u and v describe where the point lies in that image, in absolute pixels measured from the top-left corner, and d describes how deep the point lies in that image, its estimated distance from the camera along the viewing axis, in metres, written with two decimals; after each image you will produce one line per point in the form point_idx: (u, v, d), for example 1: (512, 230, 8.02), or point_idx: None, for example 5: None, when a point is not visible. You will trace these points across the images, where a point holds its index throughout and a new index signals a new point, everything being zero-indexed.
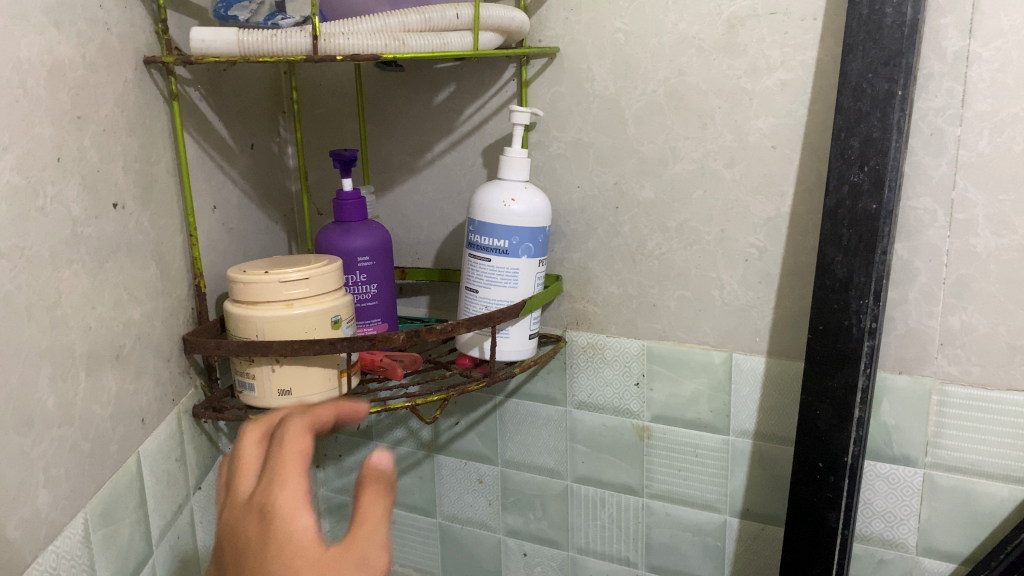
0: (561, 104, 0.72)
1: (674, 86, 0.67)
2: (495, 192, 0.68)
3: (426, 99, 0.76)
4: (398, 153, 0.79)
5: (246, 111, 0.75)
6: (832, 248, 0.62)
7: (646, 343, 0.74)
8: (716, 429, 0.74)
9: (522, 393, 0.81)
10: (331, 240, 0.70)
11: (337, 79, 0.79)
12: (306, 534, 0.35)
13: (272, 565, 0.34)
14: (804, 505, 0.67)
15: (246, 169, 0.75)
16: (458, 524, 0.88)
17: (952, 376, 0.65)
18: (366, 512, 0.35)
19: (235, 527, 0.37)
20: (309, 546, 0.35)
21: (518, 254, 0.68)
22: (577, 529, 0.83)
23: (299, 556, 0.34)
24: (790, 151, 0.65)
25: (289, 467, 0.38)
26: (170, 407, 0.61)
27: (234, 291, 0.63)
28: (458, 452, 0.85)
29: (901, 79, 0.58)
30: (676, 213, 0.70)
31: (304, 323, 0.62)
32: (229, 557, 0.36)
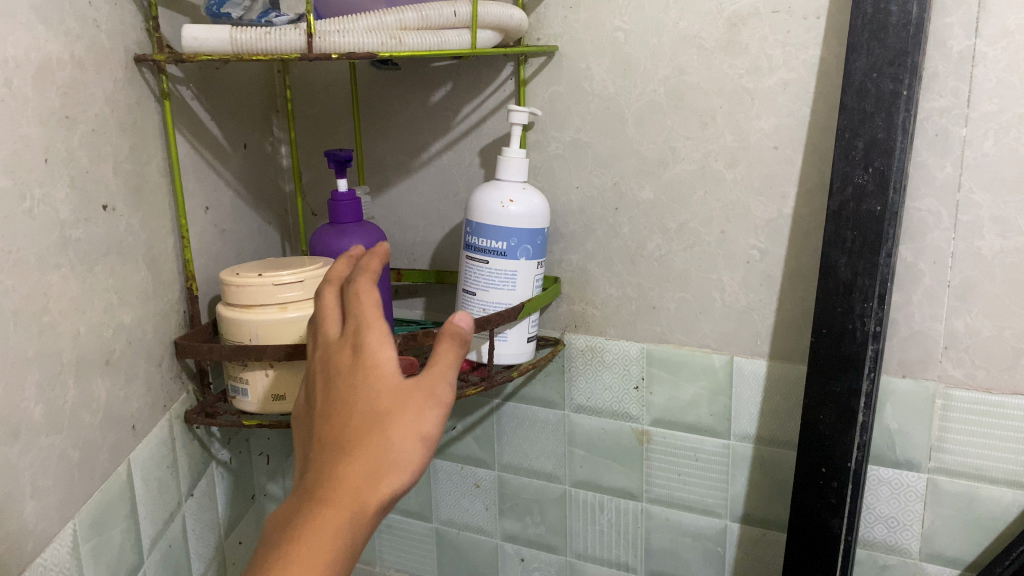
0: (559, 103, 0.71)
1: (674, 85, 0.66)
2: (492, 193, 0.67)
3: (422, 98, 0.75)
4: (393, 153, 0.78)
5: (239, 110, 0.73)
6: (836, 251, 0.61)
7: (645, 346, 0.73)
8: (717, 433, 0.73)
9: (520, 397, 0.80)
10: (326, 242, 0.69)
11: (331, 78, 0.77)
12: (388, 363, 0.38)
13: (353, 390, 0.37)
14: (807, 511, 0.66)
15: (239, 170, 0.74)
16: (455, 528, 0.87)
17: (956, 380, 0.64)
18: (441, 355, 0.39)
19: (324, 362, 0.40)
20: (388, 375, 0.38)
21: (517, 256, 0.67)
22: (575, 534, 0.82)
23: (380, 383, 0.37)
24: (792, 152, 0.64)
25: (368, 307, 0.40)
26: (162, 413, 0.60)
27: (226, 293, 0.62)
28: (455, 456, 0.84)
29: (906, 78, 0.57)
30: (676, 214, 0.69)
31: (298, 327, 0.61)
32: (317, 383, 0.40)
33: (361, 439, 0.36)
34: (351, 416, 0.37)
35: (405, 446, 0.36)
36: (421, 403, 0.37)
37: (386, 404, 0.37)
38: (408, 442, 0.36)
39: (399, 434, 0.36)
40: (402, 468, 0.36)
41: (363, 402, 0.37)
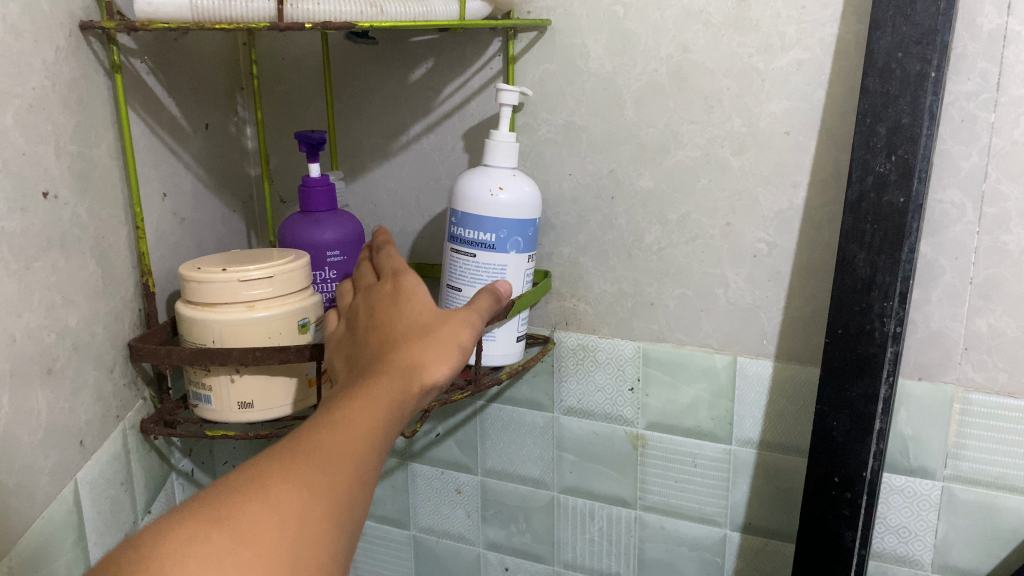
0: (551, 83, 0.65)
1: (678, 65, 0.61)
2: (480, 180, 0.61)
3: (400, 76, 0.69)
4: (369, 136, 0.72)
5: (200, 86, 0.67)
6: (853, 245, 0.57)
7: (641, 345, 0.69)
8: (717, 438, 0.68)
9: (506, 398, 0.74)
10: (297, 233, 0.63)
11: (301, 52, 0.71)
12: (424, 293, 0.43)
13: (396, 307, 0.42)
14: (818, 524, 0.61)
15: (200, 152, 0.68)
16: (434, 537, 0.82)
17: (976, 383, 0.60)
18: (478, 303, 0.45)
19: (360, 308, 0.45)
20: (428, 301, 0.43)
21: (506, 249, 0.61)
22: (563, 543, 0.77)
23: (419, 303, 0.42)
24: (805, 139, 0.59)
25: (401, 264, 0.47)
26: (115, 425, 0.54)
27: (186, 290, 0.56)
28: (435, 460, 0.79)
29: (935, 59, 0.52)
30: (678, 204, 0.64)
31: (267, 327, 0.55)
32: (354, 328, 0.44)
33: (407, 336, 0.40)
34: (399, 326, 0.41)
35: (447, 344, 0.40)
36: (460, 318, 0.42)
37: (431, 316, 0.41)
38: (449, 341, 0.40)
39: (441, 332, 0.40)
40: (446, 360, 0.39)
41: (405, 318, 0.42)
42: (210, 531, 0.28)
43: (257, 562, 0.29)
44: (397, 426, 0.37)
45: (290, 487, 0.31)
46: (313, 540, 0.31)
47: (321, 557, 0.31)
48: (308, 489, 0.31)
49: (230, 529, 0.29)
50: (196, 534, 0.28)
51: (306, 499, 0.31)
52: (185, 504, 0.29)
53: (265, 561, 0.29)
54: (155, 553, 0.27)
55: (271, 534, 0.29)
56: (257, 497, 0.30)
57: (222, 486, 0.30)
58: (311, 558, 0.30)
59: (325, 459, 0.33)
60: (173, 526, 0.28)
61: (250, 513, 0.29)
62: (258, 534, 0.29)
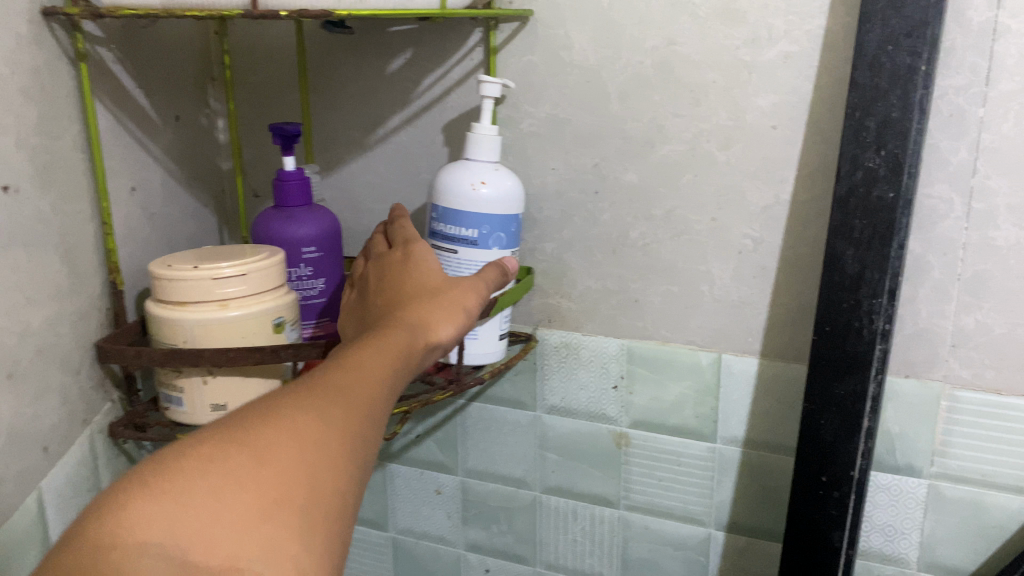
0: (534, 75, 0.64)
1: (663, 57, 0.60)
2: (461, 174, 0.59)
3: (378, 67, 0.67)
4: (345, 128, 0.70)
5: (170, 76, 0.65)
6: (841, 241, 0.56)
7: (626, 342, 0.68)
8: (702, 436, 0.67)
9: (487, 397, 0.73)
10: (271, 228, 0.61)
11: (276, 42, 0.69)
12: (431, 262, 0.51)
13: (408, 275, 0.50)
14: (804, 523, 0.61)
15: (170, 145, 0.65)
16: (413, 538, 0.80)
17: (963, 380, 0.59)
18: (487, 274, 0.52)
19: (373, 277, 0.52)
20: (437, 272, 0.50)
21: (489, 246, 0.60)
22: (545, 543, 0.76)
23: (429, 271, 0.50)
24: (793, 133, 0.58)
25: (413, 236, 0.55)
26: (80, 429, 0.53)
27: (156, 289, 0.54)
28: (415, 461, 0.77)
29: (925, 52, 0.51)
30: (663, 199, 0.63)
31: (241, 327, 0.54)
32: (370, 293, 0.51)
33: (417, 295, 0.48)
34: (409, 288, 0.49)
35: (453, 307, 0.47)
36: (465, 284, 0.49)
37: (439, 286, 0.48)
38: (456, 301, 0.47)
39: (450, 292, 0.48)
40: (453, 314, 0.46)
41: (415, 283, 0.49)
42: (230, 452, 0.30)
43: (279, 476, 0.30)
44: (401, 376, 0.40)
45: (305, 418, 0.33)
46: (328, 465, 0.32)
47: (337, 482, 0.32)
48: (322, 420, 0.33)
49: (249, 450, 0.30)
50: (217, 454, 0.30)
51: (320, 428, 0.33)
52: (205, 430, 0.31)
53: (282, 480, 0.30)
54: (178, 471, 0.29)
55: (288, 457, 0.31)
56: (274, 424, 0.32)
57: (238, 418, 0.32)
58: (326, 482, 0.32)
59: (337, 397, 0.35)
60: (194, 448, 0.30)
61: (267, 438, 0.31)
62: (276, 457, 0.31)
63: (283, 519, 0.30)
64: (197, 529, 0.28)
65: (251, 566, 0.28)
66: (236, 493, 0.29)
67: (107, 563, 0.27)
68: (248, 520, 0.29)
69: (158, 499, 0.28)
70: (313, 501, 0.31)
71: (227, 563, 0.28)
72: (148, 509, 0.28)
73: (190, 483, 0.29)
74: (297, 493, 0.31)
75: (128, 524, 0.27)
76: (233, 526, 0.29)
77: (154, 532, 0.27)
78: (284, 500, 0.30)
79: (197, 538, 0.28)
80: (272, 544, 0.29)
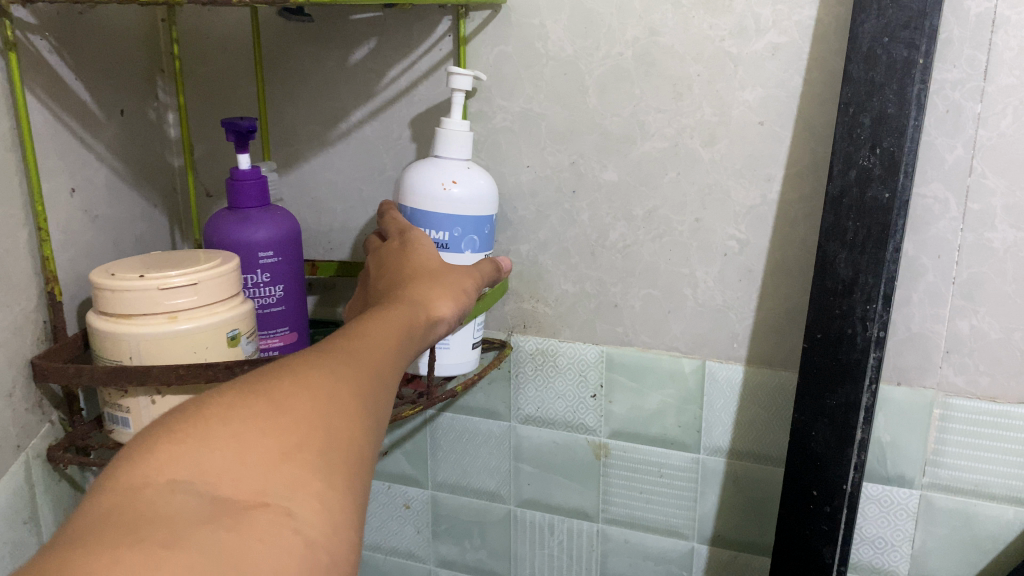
0: (507, 66, 0.60)
1: (644, 48, 0.56)
2: (431, 172, 0.55)
3: (339, 57, 0.63)
4: (305, 122, 0.66)
5: (114, 67, 0.60)
6: (834, 244, 0.53)
7: (605, 349, 0.64)
8: (684, 446, 0.64)
9: (458, 407, 0.69)
10: (225, 232, 0.56)
11: (229, 30, 0.64)
12: (427, 244, 0.51)
13: (406, 256, 0.49)
14: (795, 538, 0.59)
15: (114, 141, 0.60)
16: (381, 555, 0.76)
17: (957, 388, 0.57)
18: (486, 267, 0.53)
19: (372, 267, 0.51)
20: (433, 254, 0.49)
21: (461, 249, 0.56)
22: (520, 559, 0.72)
23: (425, 252, 0.49)
24: (781, 129, 0.55)
25: (407, 221, 0.54)
26: (14, 455, 0.48)
27: (98, 300, 0.49)
28: (382, 474, 0.73)
29: (923, 44, 0.48)
30: (644, 198, 0.60)
31: (192, 341, 0.49)
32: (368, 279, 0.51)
33: (418, 271, 0.47)
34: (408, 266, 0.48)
35: (451, 286, 0.46)
36: (462, 266, 0.49)
37: (436, 267, 0.48)
38: (455, 281, 0.47)
39: (451, 271, 0.48)
40: (456, 290, 0.46)
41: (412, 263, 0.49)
42: (247, 397, 0.28)
43: (300, 420, 0.28)
44: (407, 346, 0.38)
45: (319, 370, 0.31)
46: (347, 413, 0.30)
47: (359, 433, 0.30)
48: (335, 374, 0.31)
49: (266, 397, 0.28)
50: (235, 400, 0.28)
51: (335, 379, 0.31)
52: (217, 386, 0.29)
53: (304, 422, 0.28)
54: (196, 416, 0.27)
55: (307, 403, 0.29)
56: (287, 375, 0.30)
57: (255, 373, 0.30)
58: (348, 428, 0.30)
59: (349, 359, 0.33)
60: (208, 397, 0.28)
61: (284, 386, 0.29)
62: (294, 402, 0.29)
63: (307, 460, 0.27)
64: (219, 469, 0.26)
65: (279, 501, 0.26)
66: (259, 433, 0.27)
67: (132, 498, 0.24)
68: (273, 458, 0.27)
69: (178, 441, 0.26)
70: (336, 443, 0.29)
71: (254, 497, 0.25)
72: (168, 450, 0.26)
73: (210, 424, 0.27)
74: (319, 433, 0.28)
75: (151, 463, 0.25)
76: (259, 463, 0.26)
77: (178, 469, 0.25)
78: (308, 440, 0.28)
79: (223, 474, 0.26)
80: (299, 482, 0.27)
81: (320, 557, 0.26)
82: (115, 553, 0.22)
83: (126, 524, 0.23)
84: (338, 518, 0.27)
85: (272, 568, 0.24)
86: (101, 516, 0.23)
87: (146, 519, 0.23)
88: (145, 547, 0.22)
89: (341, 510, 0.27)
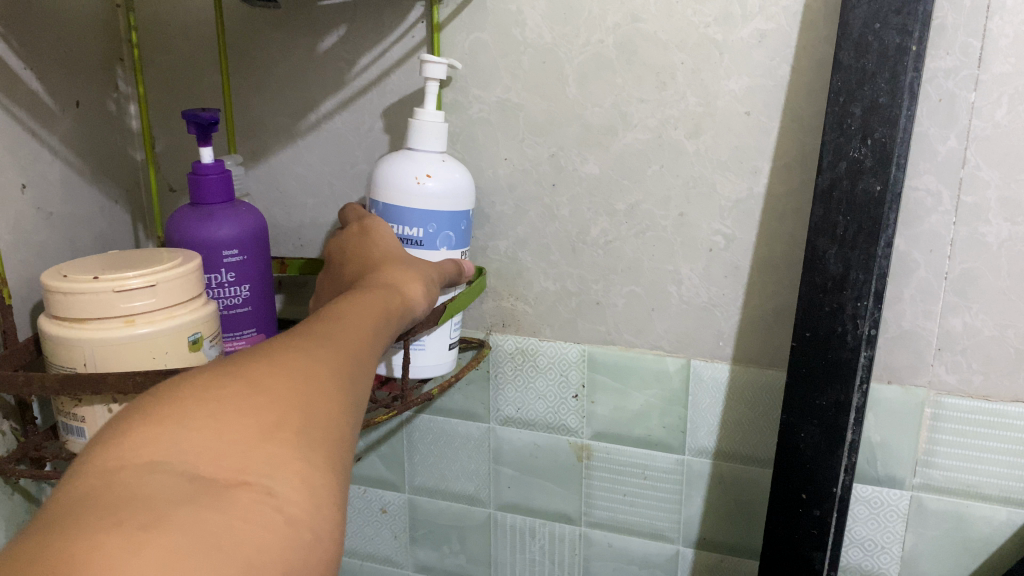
0: (483, 55, 0.57)
1: (625, 35, 0.54)
2: (404, 165, 0.53)
3: (308, 46, 0.60)
4: (273, 114, 0.63)
5: (68, 55, 0.57)
6: (824, 239, 0.51)
7: (587, 348, 0.62)
8: (669, 447, 0.62)
9: (435, 408, 0.67)
10: (186, 230, 0.53)
11: (191, 17, 0.61)
12: (386, 235, 0.49)
13: (368, 245, 0.48)
14: (783, 543, 0.57)
15: (69, 134, 0.57)
16: (357, 561, 0.74)
17: (949, 386, 0.55)
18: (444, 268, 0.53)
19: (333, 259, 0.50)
20: (393, 245, 0.48)
21: (436, 246, 0.53)
22: (501, 564, 0.70)
23: (386, 242, 0.48)
24: (767, 120, 0.53)
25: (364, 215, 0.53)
26: None
27: (48, 304, 0.46)
28: (357, 478, 0.71)
29: (916, 30, 0.46)
30: (627, 192, 0.57)
31: (151, 346, 0.46)
32: (333, 273, 0.49)
33: (385, 262, 0.46)
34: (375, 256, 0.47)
35: (418, 276, 0.45)
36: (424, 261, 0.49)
37: (400, 257, 0.47)
38: (422, 271, 0.46)
39: (417, 262, 0.47)
40: (423, 281, 0.45)
41: (375, 253, 0.47)
42: (222, 382, 0.26)
43: (279, 401, 0.26)
44: (382, 335, 0.37)
45: (294, 355, 0.29)
46: (326, 394, 0.28)
47: (339, 415, 0.28)
48: (312, 359, 0.30)
49: (241, 380, 0.27)
50: (209, 384, 0.26)
51: (312, 363, 0.29)
52: (188, 374, 0.27)
53: (282, 404, 0.26)
54: (169, 403, 0.25)
55: (285, 385, 0.27)
56: (262, 360, 0.28)
57: (228, 360, 0.28)
58: (328, 410, 0.28)
59: (325, 344, 0.31)
60: (180, 383, 0.26)
61: (260, 370, 0.27)
62: (272, 384, 0.27)
63: (289, 438, 0.25)
64: (197, 449, 0.23)
65: (261, 480, 0.24)
66: (236, 413, 0.25)
67: (107, 481, 0.22)
68: (252, 437, 0.25)
69: (151, 426, 0.24)
70: (316, 424, 0.27)
71: (236, 475, 0.23)
72: (142, 434, 0.23)
73: (187, 407, 0.25)
74: (299, 413, 0.27)
75: (124, 446, 0.23)
76: (240, 442, 0.24)
77: (155, 450, 0.23)
78: (287, 420, 0.26)
79: (202, 453, 0.23)
80: (281, 460, 0.25)
81: (304, 537, 0.24)
82: (94, 535, 0.20)
83: (103, 506, 0.21)
84: (322, 497, 0.25)
85: (259, 546, 0.22)
86: (72, 501, 0.21)
87: (126, 499, 0.21)
88: (125, 527, 0.20)
89: (326, 488, 0.25)
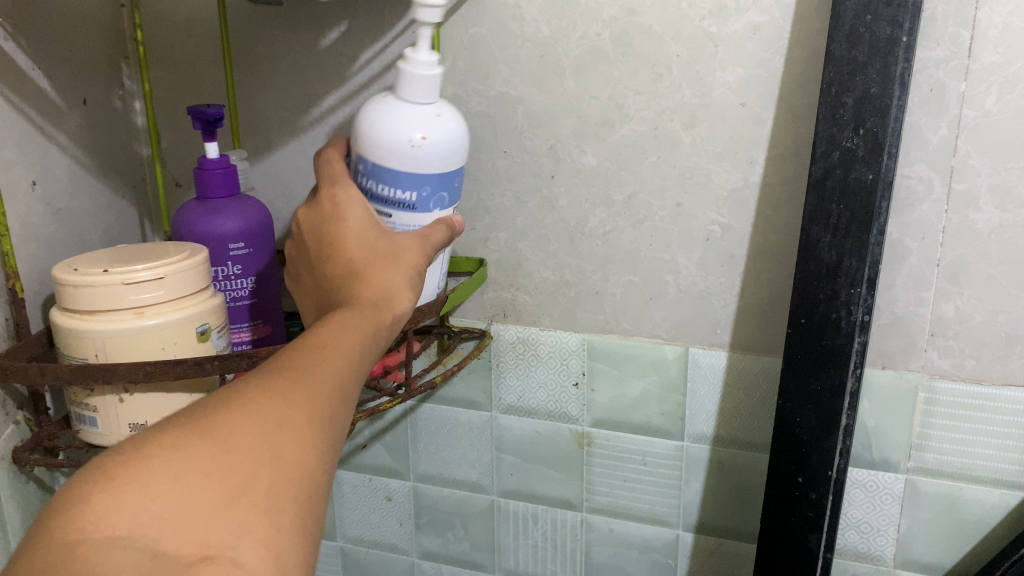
0: (481, 48, 0.58)
1: (621, 28, 0.55)
2: (396, 123, 0.46)
3: (309, 42, 0.61)
4: (275, 110, 0.64)
5: (73, 53, 0.58)
6: (818, 227, 0.52)
7: (586, 336, 0.63)
8: (668, 434, 0.63)
9: (438, 397, 0.68)
10: (193, 224, 0.54)
11: (194, 14, 0.62)
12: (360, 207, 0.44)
13: (344, 231, 0.43)
14: (779, 526, 0.58)
15: (76, 131, 0.58)
16: (363, 548, 0.75)
17: (941, 371, 0.56)
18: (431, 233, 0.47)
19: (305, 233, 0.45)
20: (370, 224, 0.43)
21: (428, 209, 0.48)
22: (504, 550, 0.72)
23: (362, 223, 0.43)
24: (761, 110, 0.54)
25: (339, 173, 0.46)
26: None
27: (60, 296, 0.48)
28: (361, 467, 0.72)
29: (906, 22, 0.47)
30: (624, 183, 0.58)
31: (159, 337, 0.48)
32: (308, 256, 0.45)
33: (367, 257, 0.42)
34: (354, 245, 0.42)
35: (405, 272, 0.42)
36: (406, 241, 0.44)
37: (382, 249, 0.43)
38: (410, 266, 0.43)
39: (400, 252, 0.43)
40: (412, 279, 0.42)
41: (351, 238, 0.43)
42: (190, 436, 0.27)
43: (247, 457, 0.28)
44: (371, 348, 0.37)
45: (267, 396, 0.30)
46: (299, 441, 0.29)
47: (312, 459, 0.30)
48: (289, 399, 0.30)
49: (212, 435, 0.28)
50: (180, 439, 0.27)
51: (287, 404, 0.30)
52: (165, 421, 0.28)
53: (249, 464, 0.28)
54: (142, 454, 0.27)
55: (255, 436, 0.28)
56: (237, 405, 0.29)
57: (205, 404, 0.29)
58: (299, 459, 0.29)
59: (307, 375, 0.32)
60: (156, 434, 0.27)
61: (233, 421, 0.28)
62: (242, 438, 0.28)
63: (254, 502, 0.27)
64: (159, 519, 0.25)
65: (225, 551, 0.26)
66: (202, 478, 0.27)
67: (70, 560, 0.24)
68: (216, 504, 0.26)
69: (120, 490, 0.25)
70: (282, 479, 0.28)
71: (199, 549, 0.25)
72: (104, 501, 0.25)
73: (150, 472, 0.26)
74: (263, 473, 0.28)
75: (93, 513, 0.25)
76: (200, 514, 0.26)
77: (118, 522, 0.25)
78: (252, 483, 0.27)
79: (165, 525, 0.25)
80: (245, 527, 0.26)
81: None
82: None
83: None
84: (286, 559, 0.27)
85: None
86: None
87: None
88: None
89: (290, 549, 0.27)
